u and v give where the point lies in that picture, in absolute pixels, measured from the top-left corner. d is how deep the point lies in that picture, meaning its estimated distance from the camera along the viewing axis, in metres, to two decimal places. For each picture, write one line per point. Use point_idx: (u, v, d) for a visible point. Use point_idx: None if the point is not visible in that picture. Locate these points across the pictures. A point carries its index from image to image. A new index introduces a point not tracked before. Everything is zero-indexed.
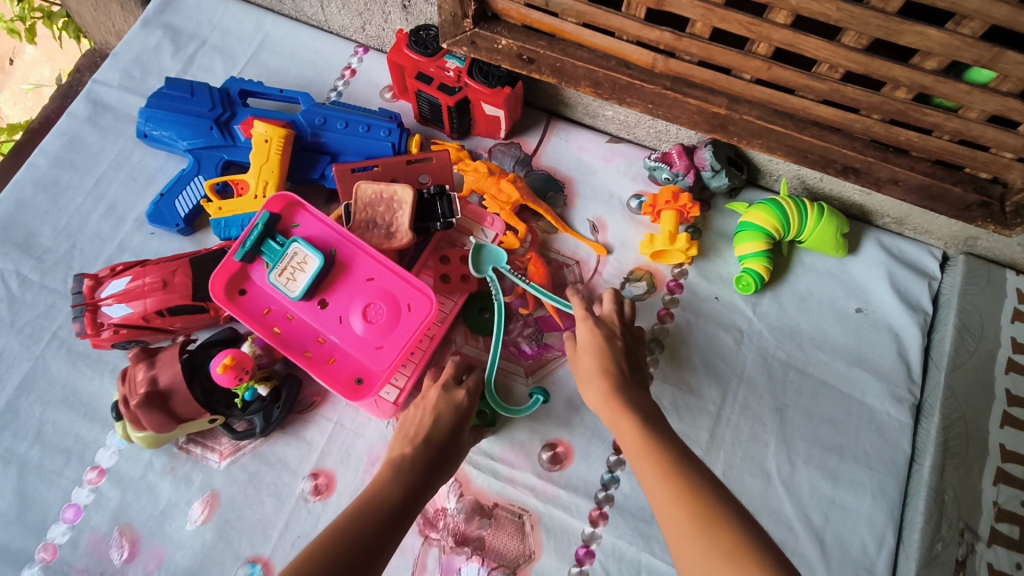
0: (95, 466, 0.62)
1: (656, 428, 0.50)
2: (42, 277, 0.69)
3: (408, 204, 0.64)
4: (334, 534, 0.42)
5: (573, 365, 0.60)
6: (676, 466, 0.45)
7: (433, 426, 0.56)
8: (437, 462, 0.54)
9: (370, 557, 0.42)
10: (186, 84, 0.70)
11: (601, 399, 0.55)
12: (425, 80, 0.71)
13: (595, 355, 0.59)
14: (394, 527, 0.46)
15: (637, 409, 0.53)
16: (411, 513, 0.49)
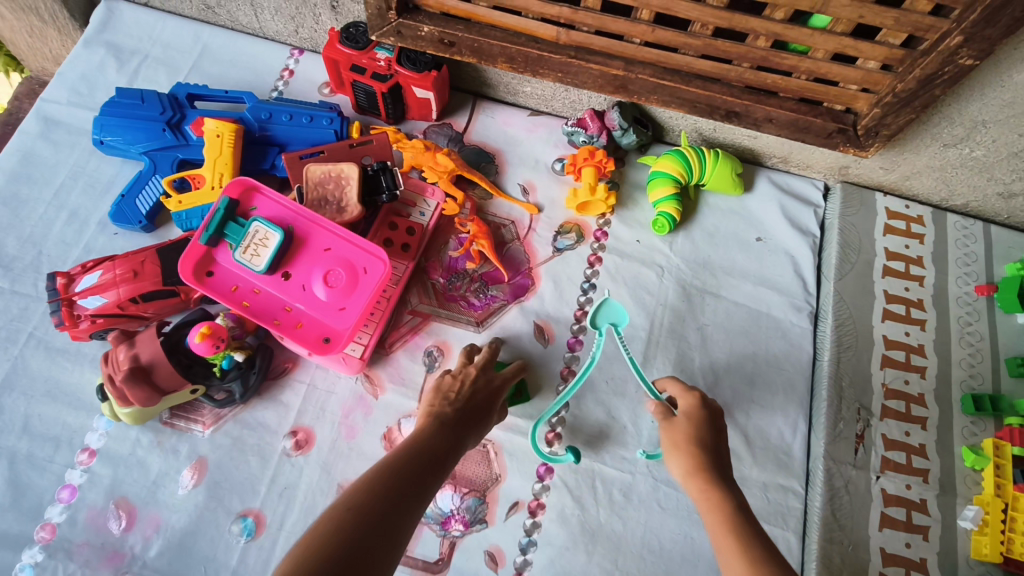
0: (85, 448, 0.66)
1: (747, 520, 0.48)
2: (12, 284, 0.73)
3: (355, 179, 0.72)
4: (382, 473, 0.47)
5: (660, 428, 0.59)
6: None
7: (471, 394, 0.61)
8: (470, 418, 0.59)
9: (414, 492, 0.47)
10: (136, 92, 0.77)
11: (688, 471, 0.54)
12: (359, 71, 0.79)
13: (693, 424, 0.58)
14: (438, 471, 0.51)
15: (732, 490, 0.51)
16: (451, 459, 0.54)
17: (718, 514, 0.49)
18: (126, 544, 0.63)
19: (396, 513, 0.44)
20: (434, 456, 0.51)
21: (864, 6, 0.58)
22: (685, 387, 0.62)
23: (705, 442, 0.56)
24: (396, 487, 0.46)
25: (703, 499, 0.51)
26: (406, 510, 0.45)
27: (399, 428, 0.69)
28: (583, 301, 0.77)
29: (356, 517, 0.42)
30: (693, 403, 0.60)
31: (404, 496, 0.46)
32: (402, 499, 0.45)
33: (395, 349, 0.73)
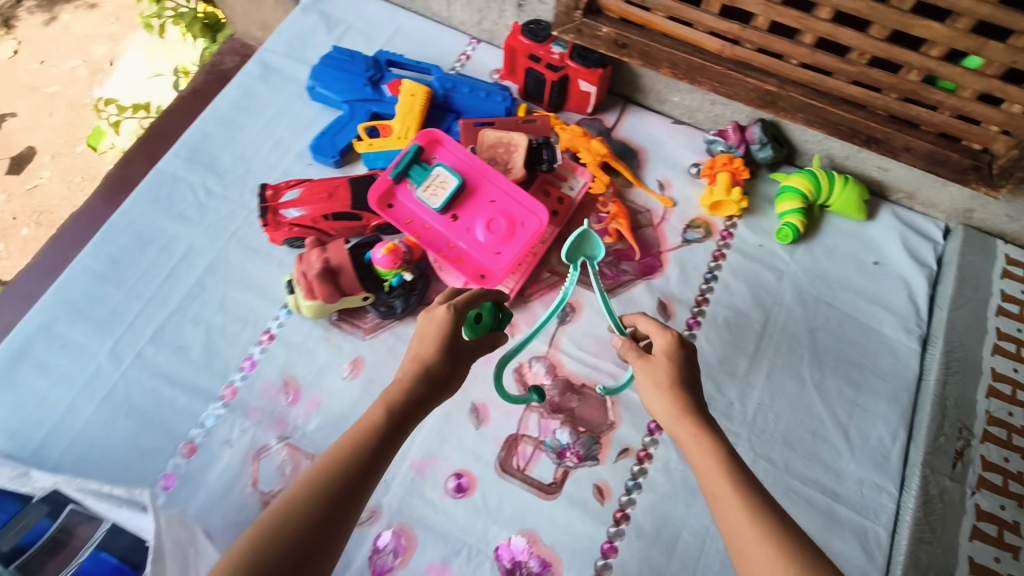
0: (265, 331, 0.79)
1: (740, 464, 0.53)
2: (224, 190, 0.88)
3: (523, 147, 0.83)
4: (303, 501, 0.48)
5: (640, 367, 0.61)
6: (776, 528, 0.49)
7: (435, 359, 0.58)
8: (428, 387, 0.57)
9: (338, 517, 0.48)
10: (348, 51, 0.91)
11: (673, 411, 0.58)
12: (535, 60, 0.90)
13: (671, 364, 0.60)
14: (371, 479, 0.51)
15: (715, 430, 0.56)
16: (396, 440, 0.54)
17: (711, 457, 0.54)
18: (290, 414, 0.74)
19: (320, 539, 0.47)
20: (370, 458, 0.52)
21: (1021, 52, 0.64)
22: (658, 323, 0.64)
23: (683, 381, 0.60)
24: (310, 528, 0.47)
25: (692, 443, 0.56)
26: (324, 544, 0.47)
27: (529, 366, 0.79)
28: (704, 289, 0.84)
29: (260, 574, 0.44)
30: (668, 343, 0.62)
31: (323, 530, 0.47)
32: (313, 538, 0.47)
33: (534, 299, 0.82)
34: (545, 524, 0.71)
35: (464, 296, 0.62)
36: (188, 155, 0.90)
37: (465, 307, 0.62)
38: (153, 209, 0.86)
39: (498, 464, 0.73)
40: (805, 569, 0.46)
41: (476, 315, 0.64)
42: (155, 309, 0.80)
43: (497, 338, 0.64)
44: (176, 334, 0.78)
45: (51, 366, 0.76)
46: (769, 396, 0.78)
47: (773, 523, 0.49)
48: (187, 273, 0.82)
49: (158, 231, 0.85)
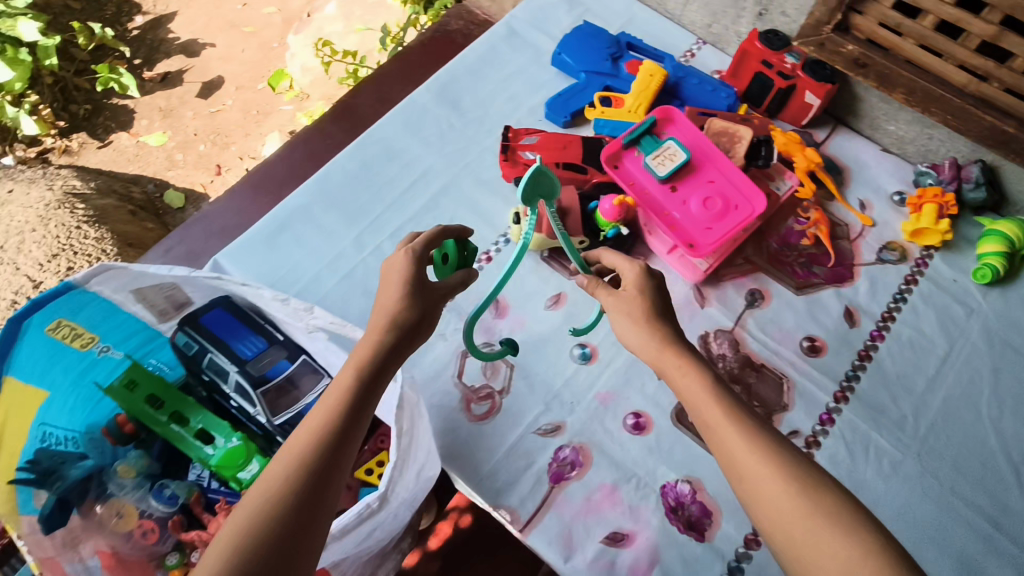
0: (485, 252, 0.89)
1: (730, 400, 0.59)
2: (463, 126, 0.97)
3: (746, 140, 0.89)
4: (295, 456, 0.55)
5: (610, 303, 0.69)
6: (781, 460, 0.55)
7: (403, 310, 0.64)
8: (395, 345, 0.63)
9: (327, 479, 0.55)
10: (595, 27, 1.00)
11: (662, 344, 0.64)
12: (767, 66, 0.95)
13: (641, 294, 0.67)
14: (354, 436, 0.58)
15: (701, 364, 0.63)
16: (366, 409, 0.60)
17: (701, 391, 0.61)
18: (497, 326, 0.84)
19: (316, 499, 0.53)
20: (349, 416, 0.58)
21: None
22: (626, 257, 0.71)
23: (658, 312, 0.67)
24: (304, 492, 0.53)
25: (686, 384, 0.62)
26: (320, 503, 0.54)
27: (713, 336, 0.85)
28: (892, 307, 0.87)
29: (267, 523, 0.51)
30: (632, 272, 0.69)
31: (318, 482, 0.54)
32: (308, 500, 0.53)
33: (727, 280, 0.88)
34: (710, 477, 0.77)
35: (424, 240, 0.69)
36: (437, 93, 0.99)
37: (424, 250, 0.68)
38: (400, 130, 0.95)
39: (674, 413, 0.80)
40: (806, 484, 0.53)
41: (443, 256, 0.76)
42: (394, 214, 0.90)
43: (469, 278, 0.72)
44: (410, 238, 0.88)
45: (306, 242, 0.87)
46: (943, 419, 0.81)
47: (780, 457, 0.55)
48: (424, 189, 0.92)
49: (402, 148, 0.94)
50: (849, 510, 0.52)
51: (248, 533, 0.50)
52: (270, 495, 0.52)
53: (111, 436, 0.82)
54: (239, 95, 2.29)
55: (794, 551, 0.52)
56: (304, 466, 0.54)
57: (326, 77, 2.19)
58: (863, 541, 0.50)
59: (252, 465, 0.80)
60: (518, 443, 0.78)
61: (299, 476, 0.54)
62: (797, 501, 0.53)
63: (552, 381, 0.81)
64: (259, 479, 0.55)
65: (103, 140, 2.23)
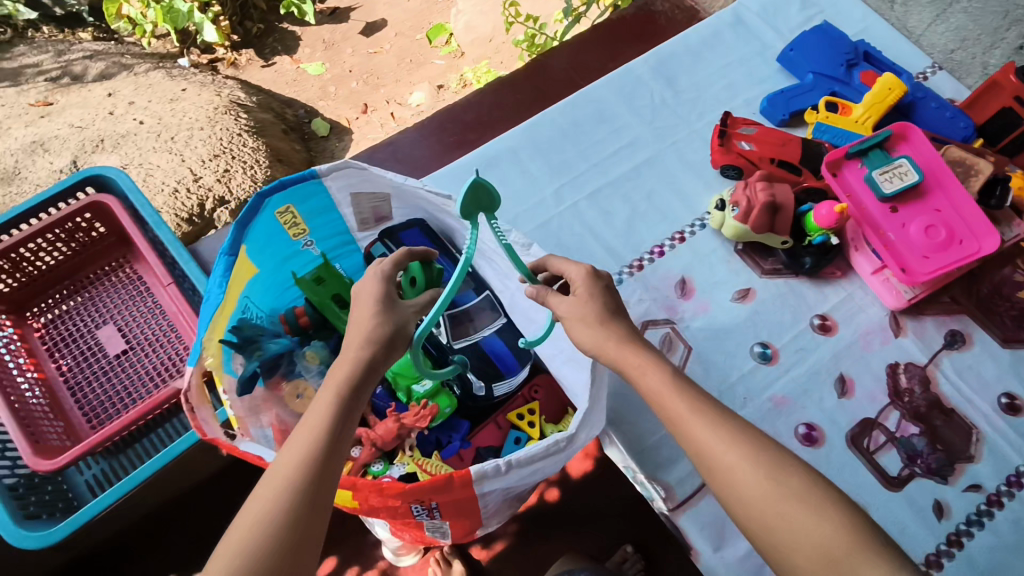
0: (680, 231, 0.88)
1: (697, 401, 0.57)
2: (676, 104, 0.98)
3: (984, 175, 0.84)
4: (285, 470, 0.52)
5: (568, 305, 0.64)
6: (756, 454, 0.53)
7: (379, 325, 0.61)
8: (375, 365, 0.59)
9: (322, 493, 0.52)
10: (836, 31, 0.97)
11: (602, 317, 0.63)
12: (1018, 102, 0.89)
13: (591, 298, 0.64)
14: (342, 448, 0.55)
15: (659, 358, 0.61)
16: (351, 425, 0.56)
17: (668, 389, 0.58)
18: (680, 307, 0.83)
19: (312, 513, 0.51)
20: (335, 436, 0.54)
21: None
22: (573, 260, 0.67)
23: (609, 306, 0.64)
24: (303, 508, 0.50)
25: (657, 387, 0.59)
26: (316, 520, 0.51)
27: (903, 368, 0.81)
28: None
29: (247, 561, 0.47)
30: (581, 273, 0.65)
31: (304, 511, 0.50)
32: (304, 514, 0.50)
33: (928, 315, 0.84)
34: (878, 509, 0.73)
35: (393, 260, 0.68)
36: (654, 66, 1.00)
37: (394, 268, 0.67)
38: (616, 96, 0.98)
39: (849, 435, 0.77)
40: (771, 466, 0.53)
41: (411, 279, 0.80)
42: (597, 174, 0.92)
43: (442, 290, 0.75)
44: (608, 201, 0.90)
45: (509, 182, 0.91)
46: None
47: (758, 452, 0.54)
48: (630, 157, 0.93)
49: (614, 115, 0.96)
50: (826, 492, 0.52)
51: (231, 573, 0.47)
52: (252, 535, 0.49)
53: (287, 323, 0.86)
54: (396, 41, 2.40)
55: (782, 540, 0.51)
56: (288, 490, 0.51)
57: (485, 34, 2.19)
58: (847, 520, 0.50)
59: (426, 381, 0.81)
60: None
61: (282, 510, 0.50)
62: (777, 488, 0.52)
63: (728, 373, 0.80)
64: (241, 510, 0.51)
65: (267, 61, 2.38)
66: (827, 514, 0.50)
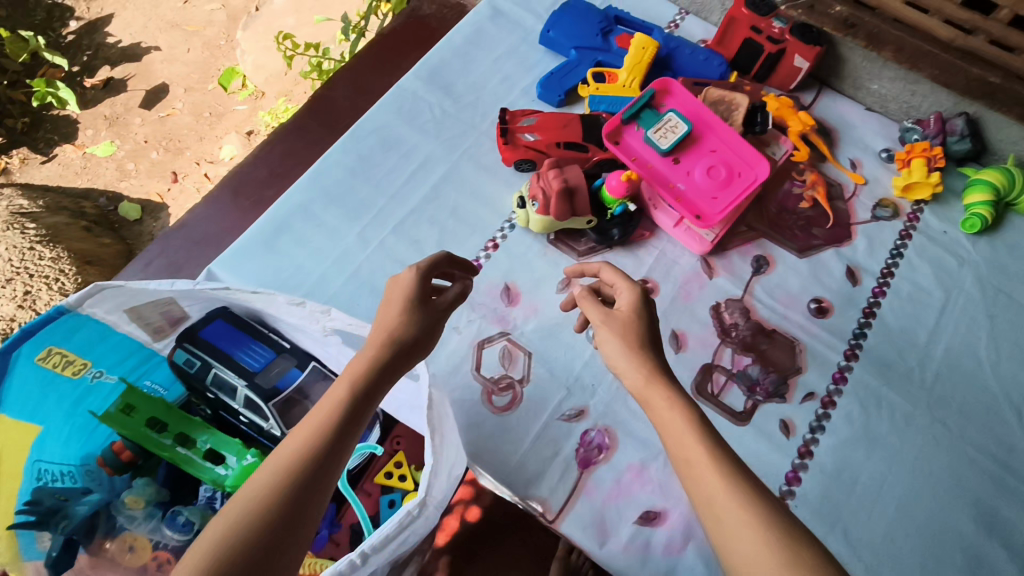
0: (491, 240, 0.86)
1: (707, 425, 0.54)
2: (457, 111, 0.95)
3: (743, 107, 0.89)
4: (286, 464, 0.51)
5: (599, 319, 0.63)
6: (744, 483, 0.50)
7: (404, 323, 0.61)
8: (395, 354, 0.59)
9: (319, 482, 0.51)
10: (585, 3, 0.99)
11: (633, 367, 0.59)
12: (755, 32, 0.96)
13: (622, 326, 0.61)
14: (347, 439, 0.54)
15: (688, 402, 0.56)
16: (359, 420, 0.55)
17: (682, 419, 0.55)
18: (511, 314, 0.82)
19: (307, 496, 0.49)
20: (343, 422, 0.54)
21: None
22: (625, 278, 0.65)
23: (639, 338, 0.61)
24: (294, 494, 0.49)
25: (686, 427, 0.54)
26: (311, 499, 0.50)
27: (725, 307, 0.85)
28: (891, 264, 0.90)
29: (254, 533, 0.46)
30: (632, 297, 0.63)
31: (310, 483, 0.50)
32: (301, 498, 0.49)
33: (732, 250, 0.89)
34: (735, 447, 0.77)
35: (431, 260, 0.65)
36: (427, 78, 0.97)
37: (430, 268, 0.64)
38: (395, 119, 0.93)
39: (693, 387, 0.80)
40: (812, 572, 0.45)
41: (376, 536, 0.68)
42: (395, 206, 0.87)
43: (468, 291, 0.66)
44: (413, 230, 0.85)
45: (307, 241, 0.84)
46: (946, 368, 0.84)
47: (749, 482, 0.50)
48: (425, 178, 0.89)
49: (399, 139, 0.92)
50: (816, 554, 0.46)
51: (231, 544, 0.45)
52: (254, 511, 0.47)
53: (108, 465, 0.76)
54: (189, 98, 2.09)
55: None
56: (282, 483, 0.49)
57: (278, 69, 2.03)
58: None
59: None
60: (544, 431, 0.76)
61: (272, 503, 0.48)
62: (760, 517, 0.48)
63: (571, 366, 0.80)
64: (239, 493, 0.49)
65: (47, 154, 2.04)
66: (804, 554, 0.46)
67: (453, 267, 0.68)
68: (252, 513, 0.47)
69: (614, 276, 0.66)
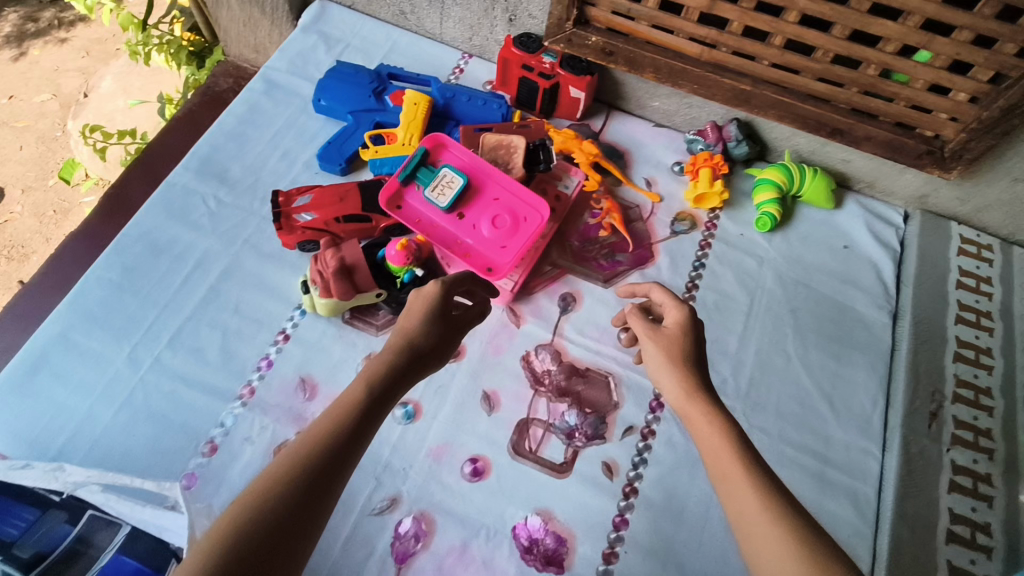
0: (281, 332, 0.80)
1: (742, 443, 0.58)
2: (234, 199, 0.89)
3: (521, 149, 0.89)
4: (292, 459, 0.51)
5: (648, 334, 0.68)
6: (770, 487, 0.54)
7: (422, 331, 0.62)
8: (413, 360, 0.60)
9: (326, 482, 0.51)
10: (351, 66, 0.95)
11: (680, 391, 0.63)
12: (528, 69, 0.96)
13: (664, 342, 0.67)
14: (359, 441, 0.54)
15: (727, 415, 0.60)
16: (372, 421, 0.56)
17: (721, 438, 0.58)
18: (309, 410, 0.76)
19: (315, 492, 0.50)
20: (355, 424, 0.54)
21: (962, 45, 0.73)
22: (674, 300, 0.70)
23: (685, 355, 0.65)
24: (302, 493, 0.50)
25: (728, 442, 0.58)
26: (317, 499, 0.50)
27: (536, 354, 0.83)
28: (694, 276, 0.91)
29: (269, 516, 0.48)
30: (681, 317, 0.68)
31: (323, 473, 0.51)
32: (308, 494, 0.50)
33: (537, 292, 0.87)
34: (559, 503, 0.74)
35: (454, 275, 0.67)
36: (198, 168, 0.91)
37: (453, 282, 0.66)
38: (166, 219, 0.87)
39: (511, 447, 0.77)
40: None
41: None
42: (171, 315, 0.80)
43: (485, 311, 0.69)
44: (192, 337, 0.79)
45: (70, 373, 0.76)
46: (759, 371, 0.85)
47: (766, 486, 0.54)
48: (203, 278, 0.83)
49: (171, 240, 0.85)
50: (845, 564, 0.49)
51: (244, 531, 0.47)
52: (261, 509, 0.48)
53: None
54: (23, 200, 1.63)
55: None
56: (290, 482, 0.50)
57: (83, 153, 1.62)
58: None
59: None
60: (355, 531, 0.71)
61: (278, 502, 0.49)
62: (786, 520, 0.52)
63: (378, 454, 0.75)
64: (251, 484, 0.50)
65: None
66: (826, 554, 0.50)
67: (475, 286, 0.70)
68: (267, 499, 0.49)
69: (663, 298, 0.71)
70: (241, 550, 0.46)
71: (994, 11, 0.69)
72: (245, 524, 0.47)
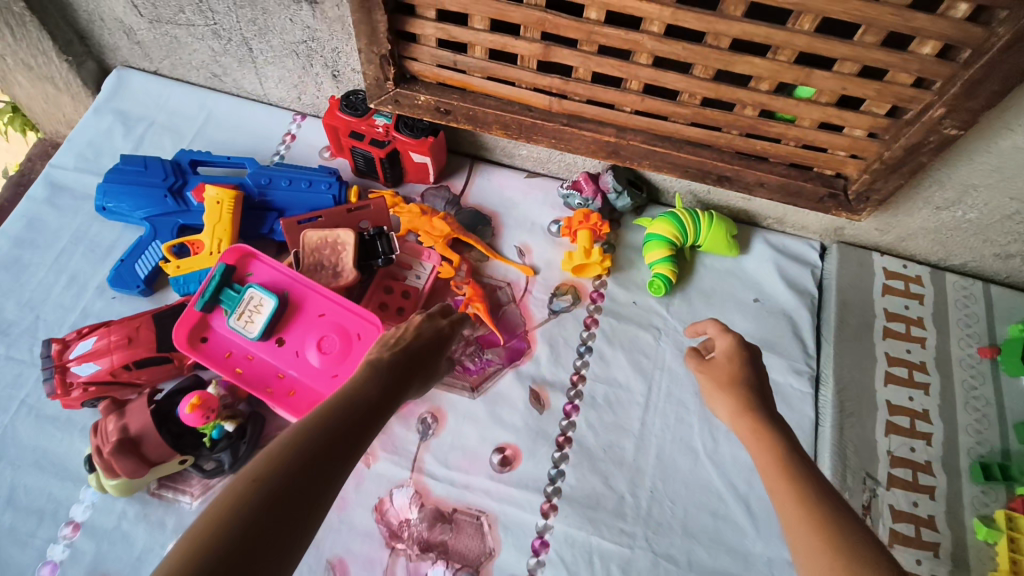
0: (69, 522, 0.65)
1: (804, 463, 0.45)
2: (7, 349, 0.72)
3: (351, 245, 0.73)
4: (301, 430, 0.40)
5: (698, 370, 0.57)
6: (805, 485, 0.43)
7: (415, 340, 0.57)
8: (409, 366, 0.53)
9: (341, 458, 0.40)
10: (140, 159, 0.78)
11: (734, 413, 0.52)
12: (358, 137, 0.80)
13: (729, 364, 0.55)
14: (374, 423, 0.45)
15: (781, 431, 0.48)
16: (382, 415, 0.46)
17: (772, 451, 0.46)
18: None
19: (325, 472, 0.38)
20: (368, 411, 0.45)
21: (847, 79, 0.57)
22: (723, 327, 0.59)
23: (745, 380, 0.54)
24: (309, 468, 0.38)
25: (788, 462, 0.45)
26: (328, 477, 0.38)
27: (391, 500, 0.69)
28: (579, 365, 0.77)
29: (263, 491, 0.35)
30: (729, 344, 0.57)
31: (336, 451, 0.40)
32: (317, 471, 0.38)
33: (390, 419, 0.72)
34: None
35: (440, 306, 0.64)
36: None
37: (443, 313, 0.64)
38: None
39: None
40: None
41: None
42: None
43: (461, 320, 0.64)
44: None
45: None
46: (662, 479, 0.71)
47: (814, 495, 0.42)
48: None
49: None
50: None
51: (243, 509, 0.34)
52: (259, 488, 0.35)
53: None
54: None
55: None
56: (298, 451, 0.38)
57: None
58: None
59: None
60: None
61: (287, 478, 0.36)
62: (848, 532, 0.39)
63: None
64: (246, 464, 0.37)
65: None
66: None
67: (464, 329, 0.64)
68: (265, 473, 0.36)
69: (711, 328, 0.59)
70: (232, 533, 0.33)
71: (877, 39, 0.54)
72: (243, 500, 0.35)
